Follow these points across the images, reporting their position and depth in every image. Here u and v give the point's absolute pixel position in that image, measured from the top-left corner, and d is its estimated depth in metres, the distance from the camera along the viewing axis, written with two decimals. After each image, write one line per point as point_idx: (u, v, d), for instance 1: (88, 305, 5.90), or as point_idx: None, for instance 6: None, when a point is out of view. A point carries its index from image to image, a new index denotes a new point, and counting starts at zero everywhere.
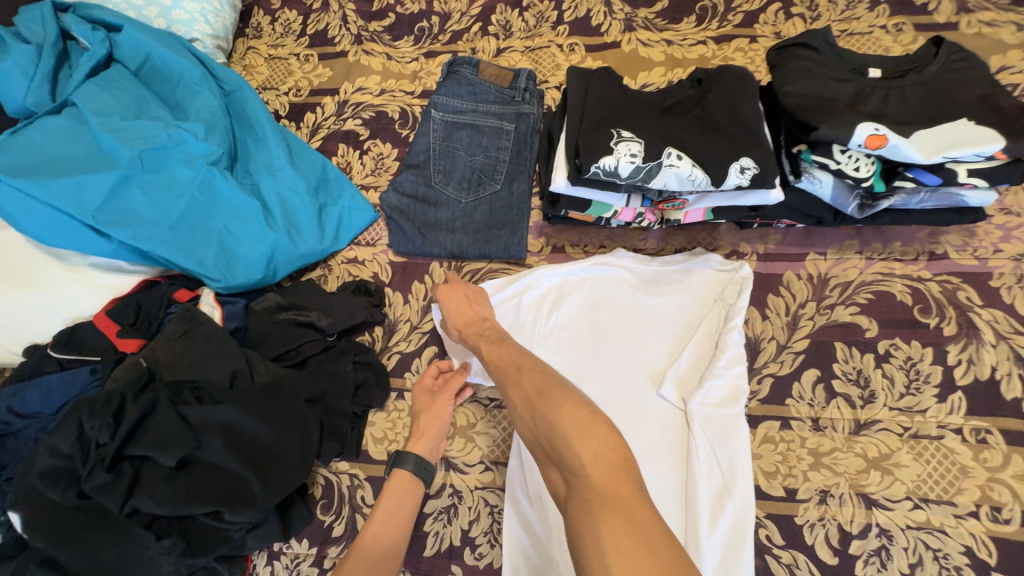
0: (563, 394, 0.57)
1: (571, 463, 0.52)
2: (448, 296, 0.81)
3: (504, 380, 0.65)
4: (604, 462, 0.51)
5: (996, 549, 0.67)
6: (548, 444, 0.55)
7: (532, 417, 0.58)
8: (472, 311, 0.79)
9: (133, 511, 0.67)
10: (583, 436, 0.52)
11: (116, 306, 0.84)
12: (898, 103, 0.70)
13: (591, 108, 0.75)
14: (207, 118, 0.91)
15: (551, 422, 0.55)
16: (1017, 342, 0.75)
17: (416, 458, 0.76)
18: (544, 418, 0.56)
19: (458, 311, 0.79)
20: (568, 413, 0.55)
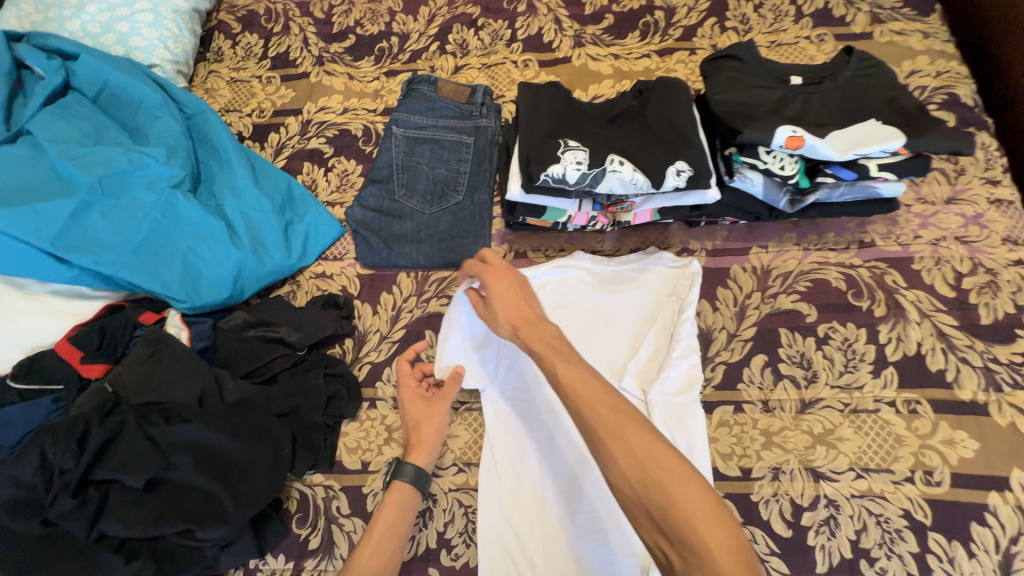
0: (682, 471, 0.53)
1: (694, 546, 0.49)
2: (497, 287, 0.75)
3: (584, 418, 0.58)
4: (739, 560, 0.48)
5: (931, 510, 0.73)
6: (658, 515, 0.51)
7: (641, 482, 0.52)
8: (527, 307, 0.72)
9: (101, 536, 0.66)
10: (714, 524, 0.49)
11: (78, 332, 0.83)
12: (816, 108, 0.78)
13: (540, 121, 0.80)
14: (168, 142, 0.93)
15: (670, 500, 0.51)
16: (938, 319, 0.83)
17: (415, 469, 0.78)
18: (664, 491, 0.51)
19: (509, 307, 0.73)
20: (689, 492, 0.51)
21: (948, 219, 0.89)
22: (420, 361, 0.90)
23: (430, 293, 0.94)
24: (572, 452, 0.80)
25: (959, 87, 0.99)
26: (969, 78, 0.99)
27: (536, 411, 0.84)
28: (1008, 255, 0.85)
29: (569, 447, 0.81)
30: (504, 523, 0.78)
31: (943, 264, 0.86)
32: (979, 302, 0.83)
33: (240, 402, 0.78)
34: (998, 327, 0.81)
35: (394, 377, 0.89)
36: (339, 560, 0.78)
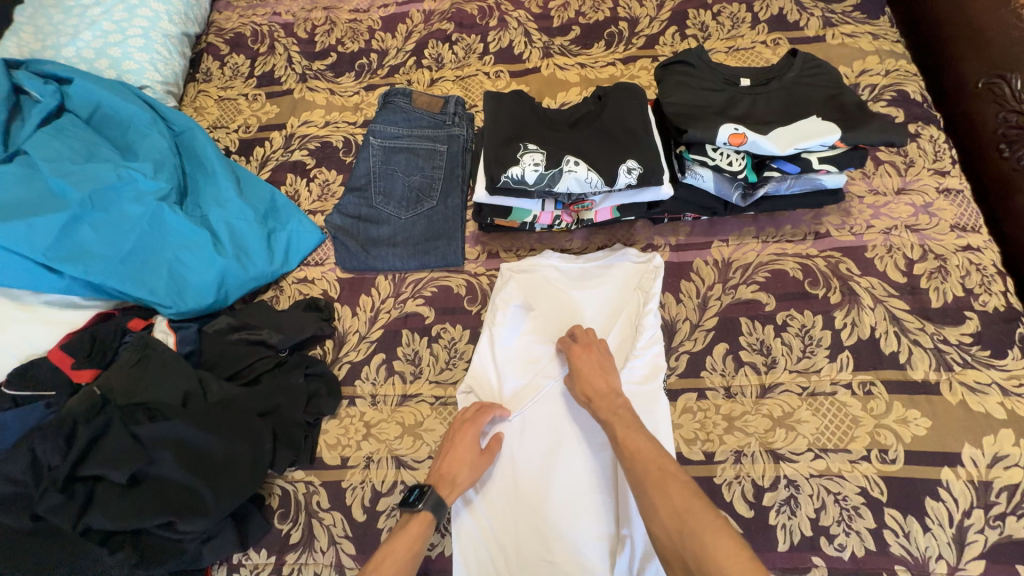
0: (720, 522, 0.55)
1: None
2: (580, 361, 0.81)
3: (637, 476, 0.64)
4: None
5: (887, 487, 0.76)
6: (696, 566, 0.54)
7: (679, 532, 0.56)
8: (603, 380, 0.78)
9: (87, 529, 0.69)
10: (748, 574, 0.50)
11: (70, 340, 0.87)
12: (763, 107, 0.82)
13: (502, 126, 0.85)
14: (156, 157, 0.98)
15: (706, 553, 0.53)
16: (891, 304, 0.86)
17: (439, 500, 0.74)
18: (698, 541, 0.54)
19: (587, 377, 0.79)
20: (723, 542, 0.53)
21: (898, 209, 0.93)
22: (398, 359, 0.94)
23: (406, 294, 0.99)
24: (541, 444, 0.83)
25: (908, 84, 1.03)
26: (917, 75, 1.04)
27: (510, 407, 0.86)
28: (956, 241, 0.89)
29: (538, 439, 0.83)
30: (478, 516, 0.80)
31: (894, 251, 0.90)
32: (929, 286, 0.87)
33: (222, 402, 0.82)
34: (948, 310, 0.85)
35: (372, 375, 0.93)
36: (320, 552, 0.81)
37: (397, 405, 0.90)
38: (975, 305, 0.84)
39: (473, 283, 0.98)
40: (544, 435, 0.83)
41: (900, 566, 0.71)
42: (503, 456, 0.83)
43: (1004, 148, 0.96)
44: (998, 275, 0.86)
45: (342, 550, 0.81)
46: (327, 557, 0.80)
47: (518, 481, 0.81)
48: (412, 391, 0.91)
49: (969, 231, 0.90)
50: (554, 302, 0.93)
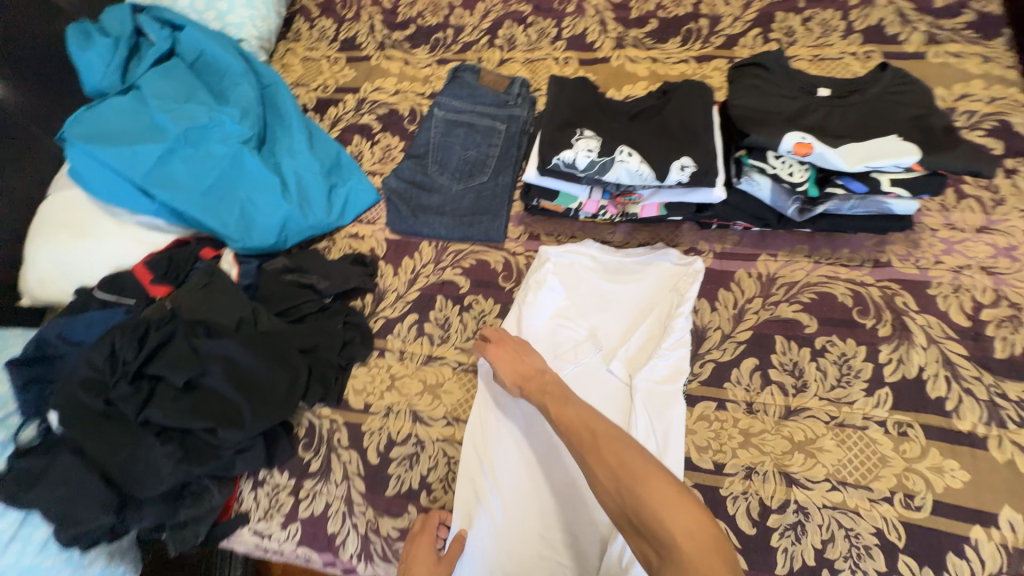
0: (646, 467, 0.57)
1: (665, 537, 0.52)
2: (497, 355, 0.83)
3: (578, 446, 0.64)
4: (703, 537, 0.51)
5: (906, 533, 0.72)
6: (633, 515, 0.55)
7: (618, 489, 0.57)
8: (525, 364, 0.81)
9: (145, 421, 0.79)
10: (675, 508, 0.53)
11: (152, 259, 0.99)
12: (838, 120, 0.78)
13: (561, 111, 0.86)
14: (244, 105, 1.07)
15: (642, 498, 0.55)
16: (947, 347, 0.80)
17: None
18: (633, 491, 0.56)
19: (513, 367, 0.81)
20: (653, 485, 0.55)
21: (976, 248, 0.86)
22: (429, 321, 0.99)
23: (446, 263, 1.03)
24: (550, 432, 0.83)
25: (1014, 114, 0.94)
26: None
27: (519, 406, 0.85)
28: None
29: (545, 425, 0.83)
30: (491, 511, 0.79)
31: (962, 292, 0.83)
32: (995, 335, 0.80)
33: (269, 332, 0.90)
34: (1013, 363, 0.78)
35: (403, 333, 0.98)
36: (334, 483, 0.88)
37: (422, 363, 0.95)
38: None
39: (510, 261, 1.01)
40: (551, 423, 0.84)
41: None
42: (513, 450, 0.83)
43: None
44: None
45: (354, 486, 0.88)
46: (339, 489, 0.88)
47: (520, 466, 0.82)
48: (437, 354, 0.96)
49: None
50: (592, 291, 0.94)
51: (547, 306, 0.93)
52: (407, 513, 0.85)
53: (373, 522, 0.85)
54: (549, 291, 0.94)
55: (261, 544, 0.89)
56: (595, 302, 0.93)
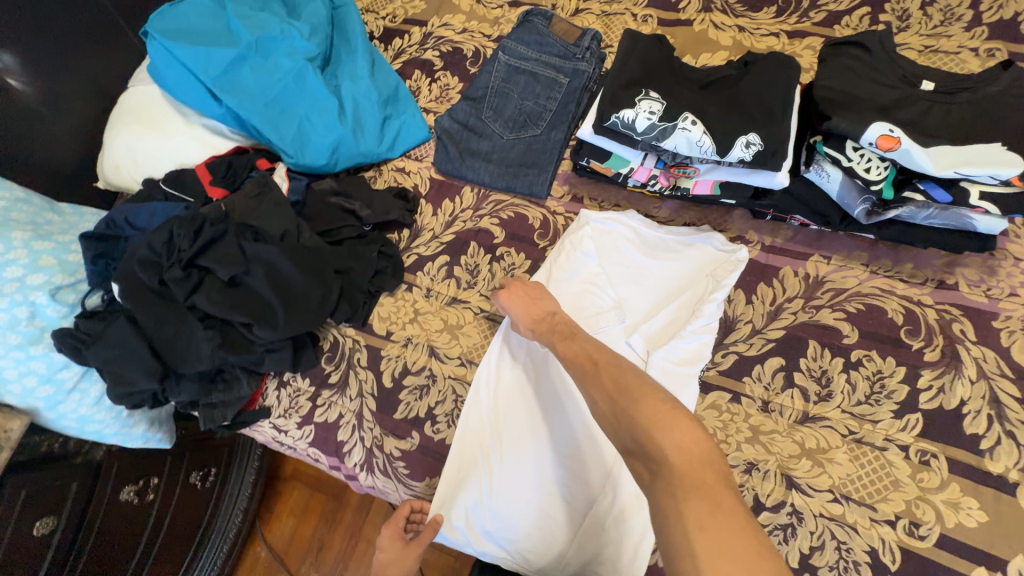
0: (643, 390, 0.58)
1: (655, 451, 0.52)
2: (511, 298, 0.83)
3: (581, 375, 0.66)
4: (694, 455, 0.50)
5: (901, 558, 0.70)
6: (626, 433, 0.55)
7: (614, 411, 0.58)
8: (539, 307, 0.81)
9: (192, 306, 0.86)
10: (666, 426, 0.53)
11: (213, 162, 1.05)
12: (936, 117, 0.70)
13: (630, 67, 0.82)
14: (314, 22, 1.08)
15: (634, 412, 0.55)
16: (998, 384, 0.74)
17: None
18: (626, 410, 0.56)
19: (526, 309, 0.81)
20: (646, 406, 0.55)
21: None
22: (459, 265, 1.00)
23: (484, 211, 1.03)
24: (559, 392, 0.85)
25: None
26: None
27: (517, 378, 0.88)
28: None
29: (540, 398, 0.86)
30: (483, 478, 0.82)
31: None
32: None
33: (310, 248, 0.94)
34: None
35: (433, 272, 1.01)
36: (349, 398, 0.95)
37: (446, 303, 0.98)
38: None
39: (549, 220, 1.00)
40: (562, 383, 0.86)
41: None
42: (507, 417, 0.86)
43: None
44: None
45: (366, 404, 0.94)
46: (353, 404, 0.94)
47: (524, 420, 0.85)
48: (462, 297, 0.98)
49: None
50: (629, 263, 0.92)
51: (580, 270, 0.93)
52: (411, 437, 0.90)
53: (378, 438, 0.91)
54: (585, 255, 0.93)
55: (277, 437, 0.98)
56: (631, 274, 0.92)
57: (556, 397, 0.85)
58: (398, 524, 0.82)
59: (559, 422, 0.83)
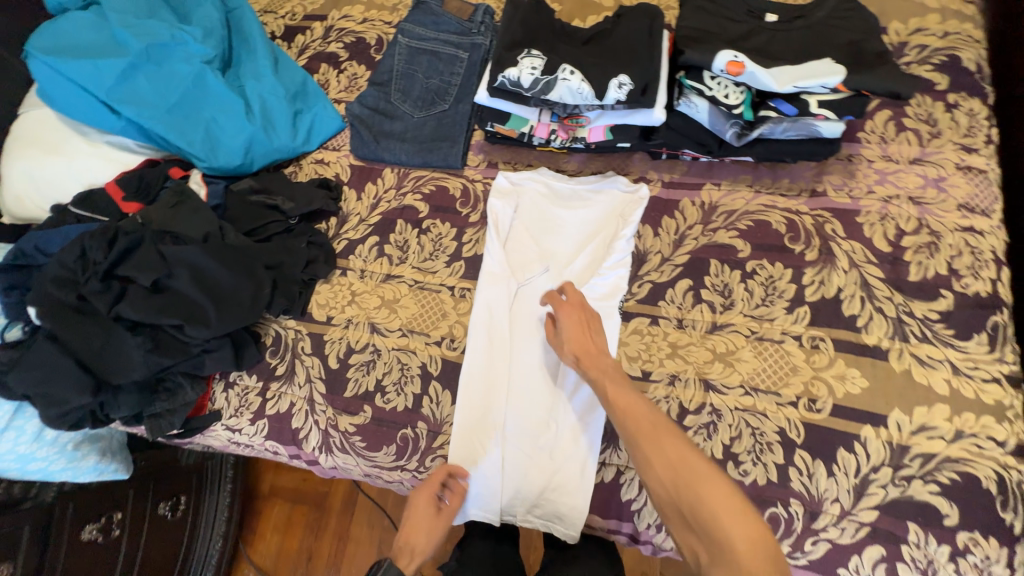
0: (709, 473, 0.60)
1: (716, 536, 0.56)
2: (566, 315, 0.83)
3: (636, 432, 0.67)
4: (758, 547, 0.55)
5: (805, 431, 0.79)
6: (689, 512, 0.59)
7: (676, 486, 0.61)
8: (591, 341, 0.80)
9: (118, 316, 0.86)
10: (734, 517, 0.56)
11: (123, 177, 1.02)
12: (777, 44, 0.80)
13: (514, 32, 0.89)
14: (207, 26, 1.08)
15: (699, 499, 0.59)
16: (866, 270, 0.85)
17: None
18: (691, 491, 0.59)
19: (576, 338, 0.80)
20: (713, 492, 0.58)
21: (907, 179, 0.89)
22: (389, 243, 1.03)
23: (407, 189, 1.07)
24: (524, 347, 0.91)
25: (963, 50, 0.95)
26: (978, 42, 0.95)
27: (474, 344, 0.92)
28: (959, 220, 0.86)
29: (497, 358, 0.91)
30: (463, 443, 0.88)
31: (887, 220, 0.87)
32: (912, 260, 0.85)
33: (234, 245, 0.95)
34: (924, 285, 0.83)
35: (365, 253, 1.04)
36: (297, 385, 0.97)
37: (381, 281, 1.01)
38: (956, 285, 0.83)
39: (469, 188, 1.04)
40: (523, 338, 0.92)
41: (795, 499, 0.77)
42: (473, 382, 0.90)
43: None
44: (992, 262, 0.83)
45: (315, 388, 0.96)
46: (302, 391, 0.96)
47: (495, 383, 0.90)
48: (396, 273, 1.01)
49: (976, 213, 0.86)
50: (553, 214, 0.98)
51: (512, 230, 0.97)
52: (363, 411, 0.93)
53: (332, 418, 0.94)
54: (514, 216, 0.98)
55: (232, 438, 0.99)
56: (555, 223, 0.98)
57: (519, 353, 0.91)
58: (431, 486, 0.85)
59: (522, 375, 0.90)
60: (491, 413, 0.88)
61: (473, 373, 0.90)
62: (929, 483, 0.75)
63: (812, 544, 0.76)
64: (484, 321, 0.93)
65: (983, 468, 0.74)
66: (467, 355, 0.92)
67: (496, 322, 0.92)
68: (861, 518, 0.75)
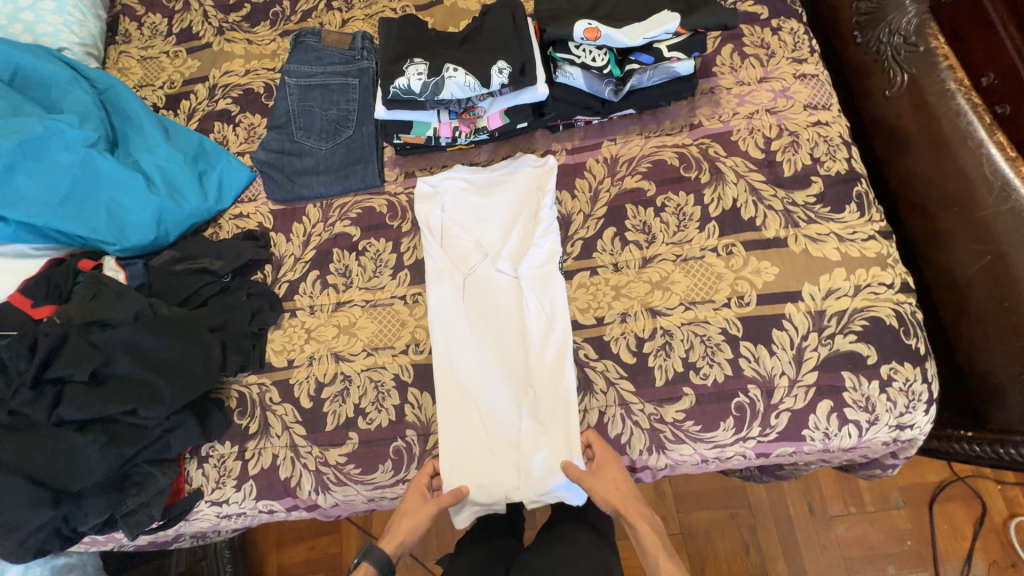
0: None
1: None
2: (604, 480, 0.84)
3: None
4: None
5: (742, 324, 0.90)
6: None
7: None
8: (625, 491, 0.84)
9: (60, 421, 0.81)
10: None
11: (27, 284, 0.96)
12: (621, 6, 0.92)
13: (393, 46, 0.95)
14: (81, 110, 1.05)
15: None
16: (751, 178, 0.98)
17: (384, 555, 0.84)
18: None
19: (611, 493, 0.83)
20: None
21: (760, 95, 1.04)
22: (331, 273, 1.05)
23: (334, 218, 1.08)
24: (485, 334, 0.96)
25: None
26: None
27: (439, 343, 0.95)
28: (808, 118, 1.02)
29: (465, 348, 0.95)
30: (454, 435, 0.91)
31: (755, 132, 1.02)
32: (783, 159, 0.99)
33: (170, 316, 0.92)
34: (797, 177, 0.98)
35: (309, 290, 1.04)
36: (275, 436, 0.95)
37: (333, 310, 1.02)
38: (821, 171, 0.98)
39: (394, 202, 1.08)
40: (482, 326, 0.97)
41: (752, 384, 0.88)
42: (448, 376, 0.93)
43: (858, 34, 1.11)
44: (842, 144, 0.99)
45: (295, 433, 0.95)
46: (283, 440, 0.95)
47: (470, 372, 0.94)
48: (345, 299, 1.02)
49: (820, 109, 1.02)
50: (480, 205, 1.05)
51: (446, 229, 1.02)
52: (350, 438, 0.93)
53: (321, 456, 0.93)
54: (444, 217, 1.03)
55: (221, 512, 0.95)
56: (483, 213, 1.04)
57: (484, 338, 0.96)
58: (422, 481, 0.89)
59: (493, 357, 0.95)
60: (475, 401, 0.92)
61: (447, 370, 0.94)
62: (848, 334, 0.88)
63: (776, 417, 0.87)
64: (443, 321, 0.97)
65: (884, 309, 0.89)
66: (436, 353, 0.95)
67: (453, 317, 0.97)
68: (807, 382, 0.87)
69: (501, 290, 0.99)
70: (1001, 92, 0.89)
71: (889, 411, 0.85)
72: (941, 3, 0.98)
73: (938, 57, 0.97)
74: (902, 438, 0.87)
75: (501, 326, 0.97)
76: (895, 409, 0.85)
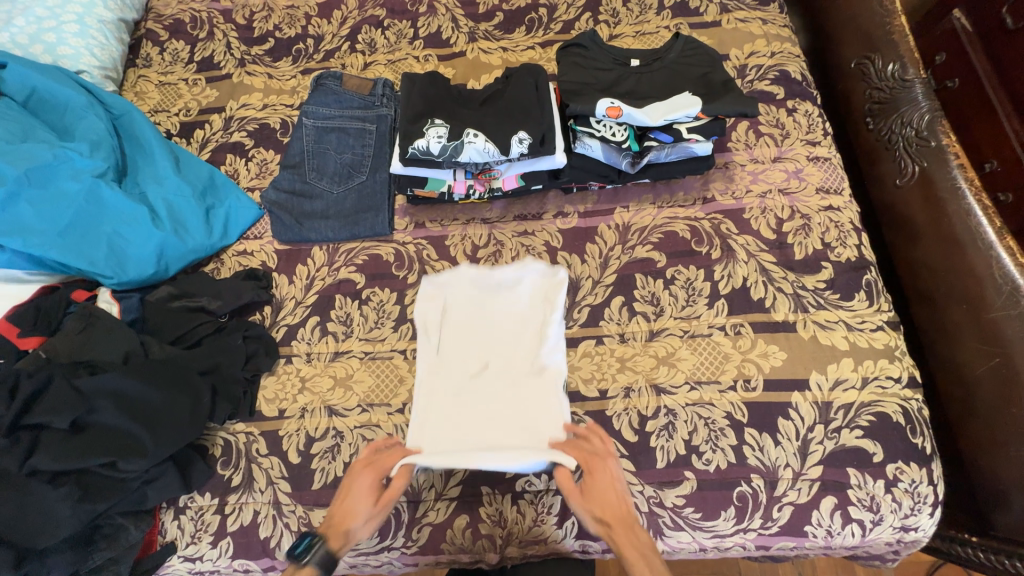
0: None
1: None
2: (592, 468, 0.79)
3: None
4: None
5: (748, 410, 0.88)
6: None
7: None
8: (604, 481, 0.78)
9: (33, 471, 0.77)
10: None
11: (16, 313, 0.92)
12: (643, 84, 0.97)
13: (415, 104, 0.96)
14: (93, 138, 1.04)
15: None
16: (761, 258, 0.99)
17: (328, 552, 0.73)
18: None
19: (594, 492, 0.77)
20: None
21: (774, 175, 1.05)
22: (331, 320, 1.02)
23: (340, 263, 1.07)
24: (476, 418, 0.89)
25: (789, 64, 1.15)
26: (798, 57, 1.16)
27: (431, 403, 0.92)
28: (820, 202, 1.03)
29: (453, 415, 0.90)
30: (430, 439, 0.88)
31: (767, 212, 1.02)
32: (794, 241, 0.99)
33: (163, 359, 0.90)
34: (808, 261, 0.98)
35: (308, 336, 1.02)
36: (259, 492, 0.91)
37: (330, 360, 0.99)
38: (831, 256, 0.98)
39: (401, 251, 1.07)
40: (472, 408, 0.90)
41: (755, 473, 0.85)
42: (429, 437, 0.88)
43: (870, 121, 1.14)
44: (853, 231, 1.00)
45: (279, 490, 0.91)
46: (265, 496, 0.91)
47: (452, 431, 0.88)
48: (343, 349, 1.00)
49: (832, 193, 1.03)
50: (485, 298, 1.00)
51: (445, 324, 0.98)
52: None
53: (304, 516, 0.89)
54: (445, 315, 0.99)
55: (193, 569, 0.90)
56: (489, 307, 0.99)
57: (473, 411, 0.90)
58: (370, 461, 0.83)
59: (477, 426, 0.89)
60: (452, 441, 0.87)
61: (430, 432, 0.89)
62: (854, 429, 0.86)
63: (779, 510, 0.84)
64: (432, 408, 0.91)
65: (891, 405, 0.87)
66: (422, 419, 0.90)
67: (449, 395, 0.92)
68: (811, 476, 0.85)
69: (498, 374, 0.93)
70: (1002, 180, 0.92)
71: (894, 512, 0.83)
72: (947, 85, 1.03)
73: (949, 154, 0.98)
74: (907, 539, 0.85)
75: (497, 412, 0.90)
76: (900, 510, 0.83)
